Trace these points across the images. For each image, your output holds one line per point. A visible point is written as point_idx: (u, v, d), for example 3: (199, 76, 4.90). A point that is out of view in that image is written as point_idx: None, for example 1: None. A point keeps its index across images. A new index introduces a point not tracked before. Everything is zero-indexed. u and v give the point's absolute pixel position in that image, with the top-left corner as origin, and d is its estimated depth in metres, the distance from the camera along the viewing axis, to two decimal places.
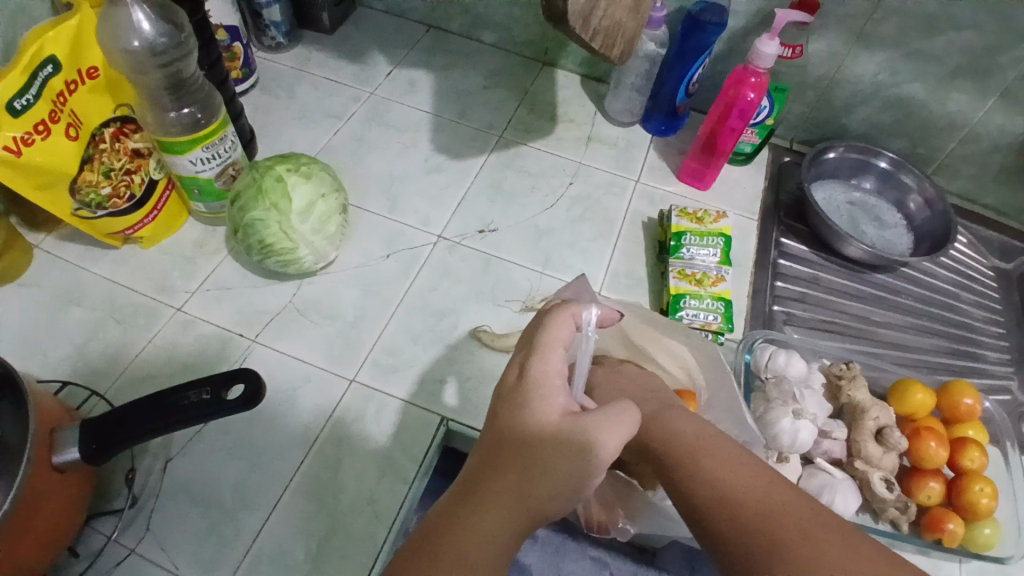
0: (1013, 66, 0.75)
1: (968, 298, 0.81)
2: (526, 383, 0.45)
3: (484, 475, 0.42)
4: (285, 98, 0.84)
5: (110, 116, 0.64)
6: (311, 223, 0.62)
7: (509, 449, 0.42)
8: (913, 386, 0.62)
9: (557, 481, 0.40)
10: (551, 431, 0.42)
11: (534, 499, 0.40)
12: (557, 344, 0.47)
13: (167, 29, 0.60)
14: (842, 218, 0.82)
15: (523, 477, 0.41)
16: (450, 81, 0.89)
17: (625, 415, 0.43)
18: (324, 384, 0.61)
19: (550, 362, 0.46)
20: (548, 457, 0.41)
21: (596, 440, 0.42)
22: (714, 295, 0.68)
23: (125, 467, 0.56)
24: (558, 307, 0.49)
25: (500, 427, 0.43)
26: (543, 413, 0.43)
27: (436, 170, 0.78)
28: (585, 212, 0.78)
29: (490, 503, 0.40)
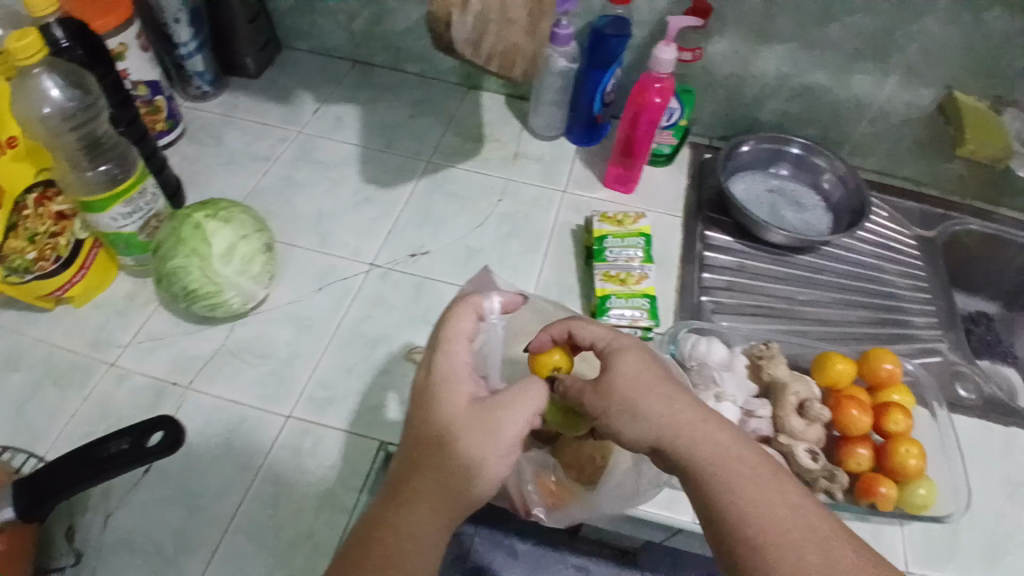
0: (913, 40, 0.78)
1: (893, 269, 0.83)
2: (434, 379, 0.46)
3: (408, 474, 0.43)
4: (213, 145, 0.86)
5: (31, 182, 0.64)
6: (233, 265, 0.63)
7: (426, 443, 0.44)
8: (833, 358, 0.64)
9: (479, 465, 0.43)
10: (466, 421, 0.44)
11: (455, 488, 0.42)
12: (463, 337, 0.48)
13: (76, 93, 0.61)
14: (762, 207, 0.85)
15: (443, 471, 0.43)
16: (376, 112, 0.91)
17: (532, 396, 0.46)
18: (259, 424, 0.62)
19: (455, 355, 0.47)
20: (463, 448, 0.43)
21: (506, 422, 0.44)
22: (639, 293, 0.70)
23: (63, 524, 0.56)
24: (461, 301, 0.50)
25: (418, 427, 0.45)
26: (452, 406, 0.45)
27: (365, 201, 0.80)
28: (513, 228, 0.80)
29: (417, 499, 0.42)
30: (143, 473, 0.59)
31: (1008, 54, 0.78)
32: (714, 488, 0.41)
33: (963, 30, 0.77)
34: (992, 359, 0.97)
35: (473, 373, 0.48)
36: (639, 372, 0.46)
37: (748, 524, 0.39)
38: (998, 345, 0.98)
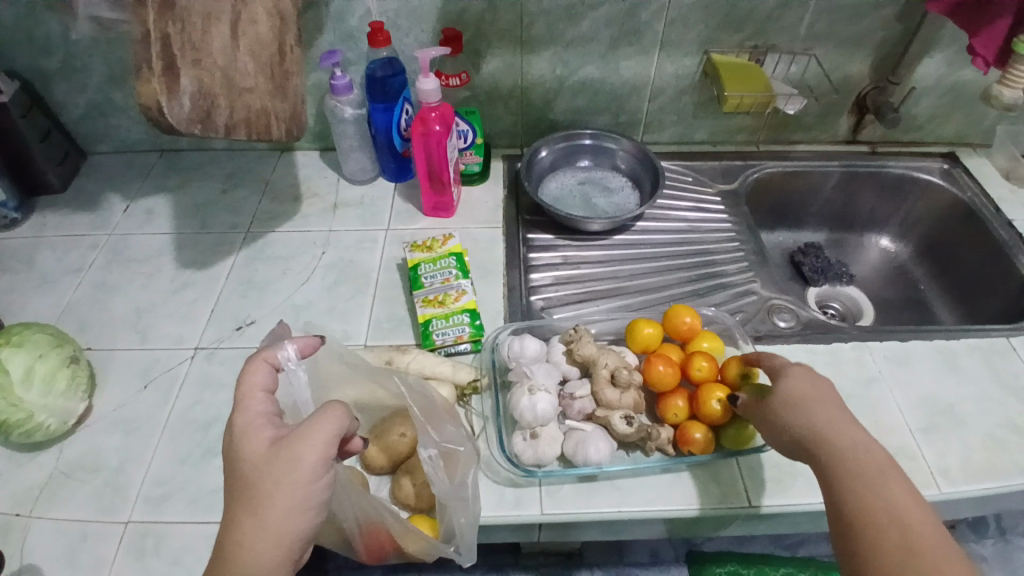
0: (654, 21, 0.87)
1: (703, 227, 0.90)
2: (234, 435, 0.49)
3: (229, 531, 0.45)
4: (25, 270, 0.84)
5: None
6: (36, 387, 0.62)
7: (238, 493, 0.46)
8: (639, 323, 0.69)
9: (284, 498, 0.45)
10: (263, 461, 0.46)
11: (272, 524, 0.44)
12: (257, 390, 0.52)
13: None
14: (573, 198, 0.90)
15: (257, 512, 0.45)
16: (188, 196, 0.92)
17: (324, 419, 0.48)
18: (100, 537, 0.61)
19: (251, 408, 0.50)
20: (270, 485, 0.45)
21: (300, 451, 0.46)
22: (460, 309, 0.73)
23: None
24: (250, 358, 0.54)
25: (229, 483, 0.47)
26: (252, 451, 0.47)
27: (185, 286, 0.80)
28: (340, 275, 0.83)
29: (241, 546, 0.44)
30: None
31: (737, 13, 0.87)
32: (832, 469, 0.49)
33: None
34: (828, 281, 1.04)
35: (273, 419, 0.50)
36: (808, 389, 0.55)
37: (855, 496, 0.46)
38: (830, 268, 1.04)
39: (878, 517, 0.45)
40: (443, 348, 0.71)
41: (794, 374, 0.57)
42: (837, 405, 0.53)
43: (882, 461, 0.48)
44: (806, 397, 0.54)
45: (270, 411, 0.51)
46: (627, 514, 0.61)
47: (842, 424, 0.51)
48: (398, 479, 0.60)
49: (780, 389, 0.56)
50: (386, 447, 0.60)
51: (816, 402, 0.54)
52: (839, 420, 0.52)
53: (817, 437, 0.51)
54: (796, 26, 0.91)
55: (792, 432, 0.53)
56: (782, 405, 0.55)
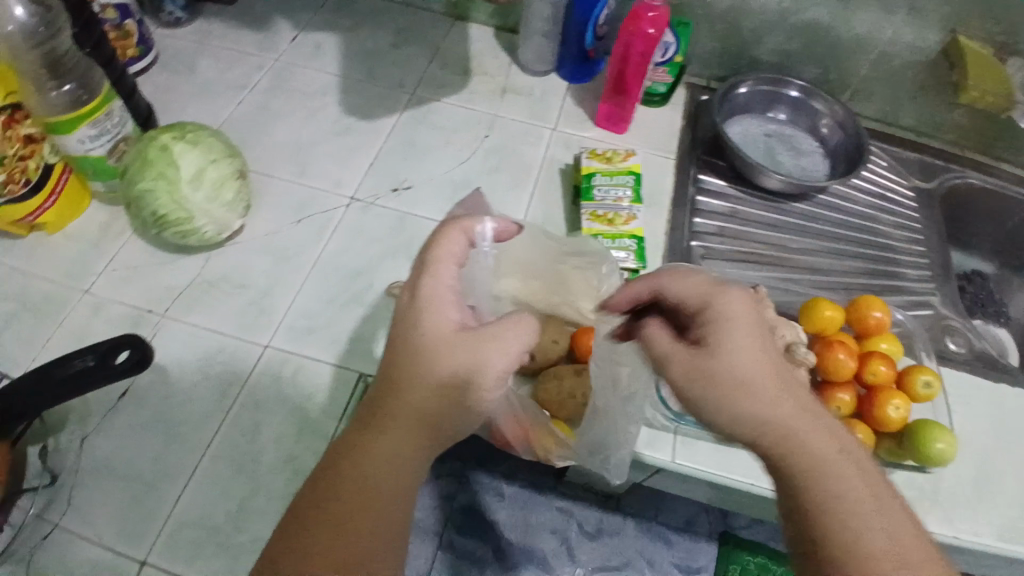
0: None
1: (886, 220, 0.83)
2: (417, 301, 0.43)
3: (385, 399, 0.42)
4: (185, 74, 0.81)
5: None
6: (203, 191, 0.60)
7: (409, 369, 0.42)
8: (822, 304, 0.64)
9: (457, 401, 0.42)
10: (447, 351, 0.42)
11: (433, 413, 0.41)
12: (449, 258, 0.45)
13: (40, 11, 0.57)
14: (759, 149, 0.82)
15: (421, 396, 0.41)
16: (358, 42, 0.87)
17: (518, 329, 0.44)
18: (238, 353, 0.61)
19: (440, 277, 0.44)
20: (444, 375, 0.41)
21: (487, 359, 0.42)
22: (627, 233, 0.68)
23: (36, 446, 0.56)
24: (450, 224, 0.47)
25: (396, 350, 0.43)
26: (434, 329, 0.42)
27: (347, 132, 0.78)
28: (500, 163, 0.78)
29: (395, 422, 0.41)
30: (121, 398, 0.59)
31: None
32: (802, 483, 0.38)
33: None
34: (985, 317, 0.94)
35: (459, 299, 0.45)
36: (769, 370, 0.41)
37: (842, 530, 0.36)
38: (991, 304, 0.94)
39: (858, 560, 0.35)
40: None
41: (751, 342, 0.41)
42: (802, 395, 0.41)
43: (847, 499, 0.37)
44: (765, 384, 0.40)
45: (457, 287, 0.45)
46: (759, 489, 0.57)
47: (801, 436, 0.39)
48: (544, 380, 0.58)
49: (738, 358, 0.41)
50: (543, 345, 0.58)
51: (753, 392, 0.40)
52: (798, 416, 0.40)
53: (780, 418, 0.39)
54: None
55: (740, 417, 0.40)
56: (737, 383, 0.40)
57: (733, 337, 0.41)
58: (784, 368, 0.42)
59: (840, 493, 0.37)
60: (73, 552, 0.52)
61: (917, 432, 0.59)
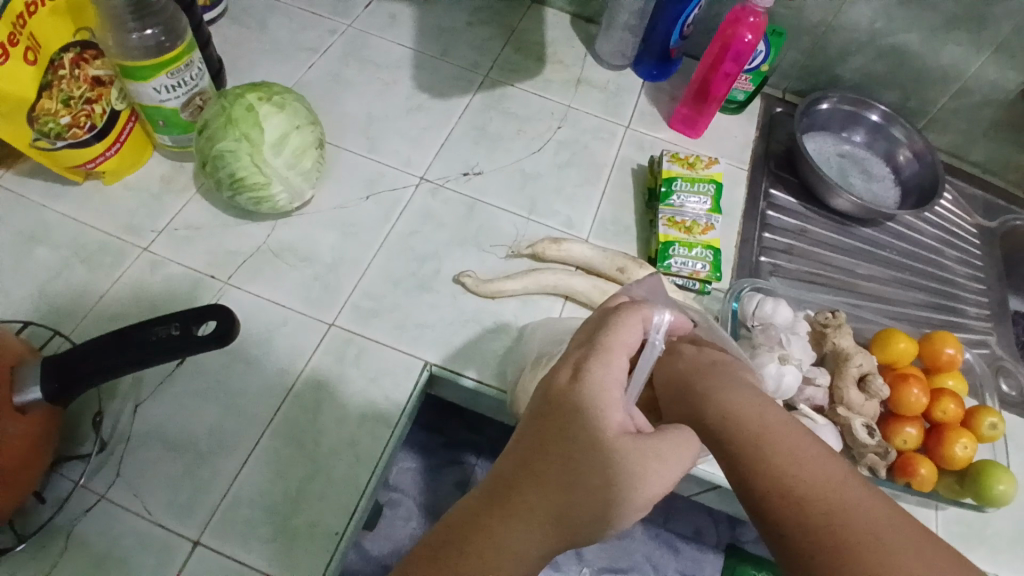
0: (1009, 16, 0.74)
1: (951, 254, 0.82)
2: (582, 382, 0.39)
3: (522, 473, 0.36)
4: (256, 30, 0.77)
5: (68, 41, 0.56)
6: (285, 157, 0.58)
7: (558, 454, 0.36)
8: (897, 335, 0.63)
9: (602, 507, 0.36)
10: (608, 451, 0.37)
11: (570, 513, 0.35)
12: (623, 348, 0.42)
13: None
14: (832, 170, 0.81)
15: (566, 488, 0.35)
16: (433, 17, 0.84)
17: (680, 442, 0.39)
18: (302, 328, 0.58)
19: (611, 368, 0.40)
20: (595, 471, 0.36)
21: (644, 476, 0.37)
22: (704, 243, 0.67)
23: (92, 409, 0.53)
24: (632, 307, 0.44)
25: (546, 427, 0.38)
26: (600, 421, 0.38)
27: (419, 110, 0.76)
28: (572, 157, 0.76)
29: (530, 509, 0.35)
30: (179, 364, 0.56)
31: None
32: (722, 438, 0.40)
33: None
34: None
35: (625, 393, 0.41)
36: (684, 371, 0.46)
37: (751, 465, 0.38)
38: None
39: (767, 481, 0.37)
40: (675, 276, 0.66)
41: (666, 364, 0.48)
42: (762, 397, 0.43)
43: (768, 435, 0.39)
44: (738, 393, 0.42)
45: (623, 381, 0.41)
46: None
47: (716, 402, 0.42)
48: None
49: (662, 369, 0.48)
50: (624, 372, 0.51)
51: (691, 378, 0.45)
52: (755, 404, 0.41)
53: (696, 393, 0.43)
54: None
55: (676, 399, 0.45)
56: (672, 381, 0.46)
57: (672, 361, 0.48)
58: (717, 365, 0.47)
59: (751, 430, 0.39)
60: (119, 523, 0.49)
61: (980, 474, 0.58)
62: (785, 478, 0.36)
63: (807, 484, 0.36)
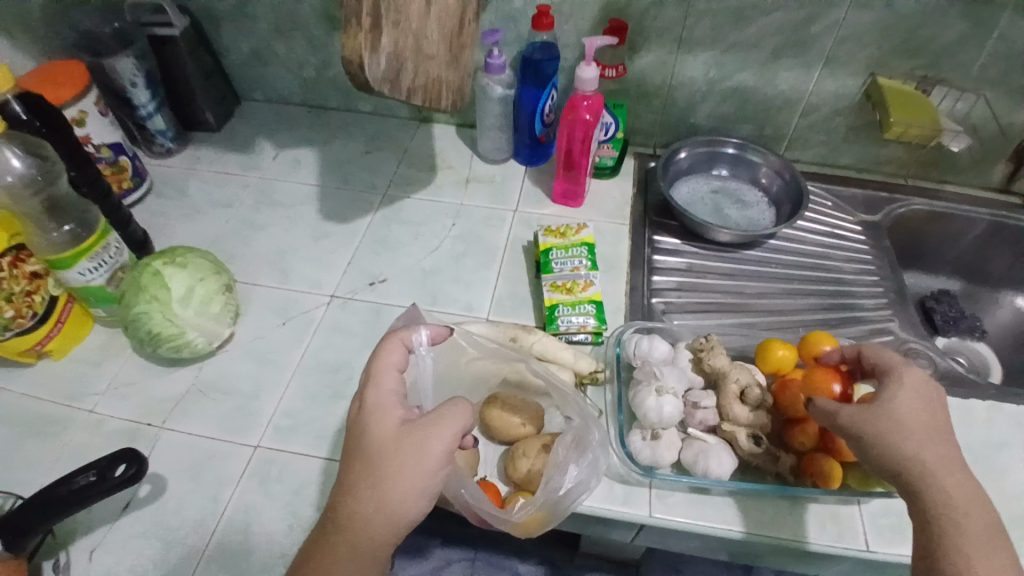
0: (826, 34, 0.82)
1: (837, 255, 0.87)
2: (364, 407, 0.50)
3: (344, 500, 0.46)
4: (177, 198, 0.89)
5: (4, 247, 0.63)
6: (193, 307, 0.66)
7: (358, 465, 0.47)
8: (774, 344, 0.67)
9: (406, 481, 0.45)
10: (392, 445, 0.47)
11: (386, 502, 0.45)
12: (390, 368, 0.52)
13: (37, 163, 0.62)
14: (706, 207, 0.89)
15: (373, 486, 0.45)
16: (333, 154, 0.96)
17: (453, 412, 0.49)
18: (229, 455, 0.65)
19: (383, 385, 0.51)
20: (392, 462, 0.46)
21: (426, 445, 0.47)
22: (586, 299, 0.73)
23: (54, 555, 0.58)
24: (388, 336, 0.54)
25: (350, 452, 0.48)
26: (382, 428, 0.48)
27: (325, 236, 0.85)
28: (467, 247, 0.85)
29: (357, 518, 0.45)
30: (124, 509, 0.61)
31: (928, 25, 0.79)
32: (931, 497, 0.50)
33: (878, 16, 0.79)
34: (958, 334, 0.93)
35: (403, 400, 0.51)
36: (919, 400, 0.54)
37: (946, 499, 0.49)
38: (962, 320, 0.93)
39: (947, 507, 0.49)
40: (566, 335, 0.71)
41: (888, 407, 0.53)
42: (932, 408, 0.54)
43: (955, 471, 0.51)
44: (922, 405, 0.54)
45: (400, 391, 0.51)
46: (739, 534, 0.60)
47: (925, 449, 0.51)
48: (514, 458, 0.61)
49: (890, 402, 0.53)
50: (510, 422, 0.62)
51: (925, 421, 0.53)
52: (919, 442, 0.52)
53: (922, 455, 0.51)
54: (969, 64, 0.82)
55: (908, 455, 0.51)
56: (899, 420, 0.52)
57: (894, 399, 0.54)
58: (931, 391, 0.55)
59: (943, 483, 0.50)
60: None
61: None
62: (944, 506, 0.49)
63: (955, 506, 0.49)
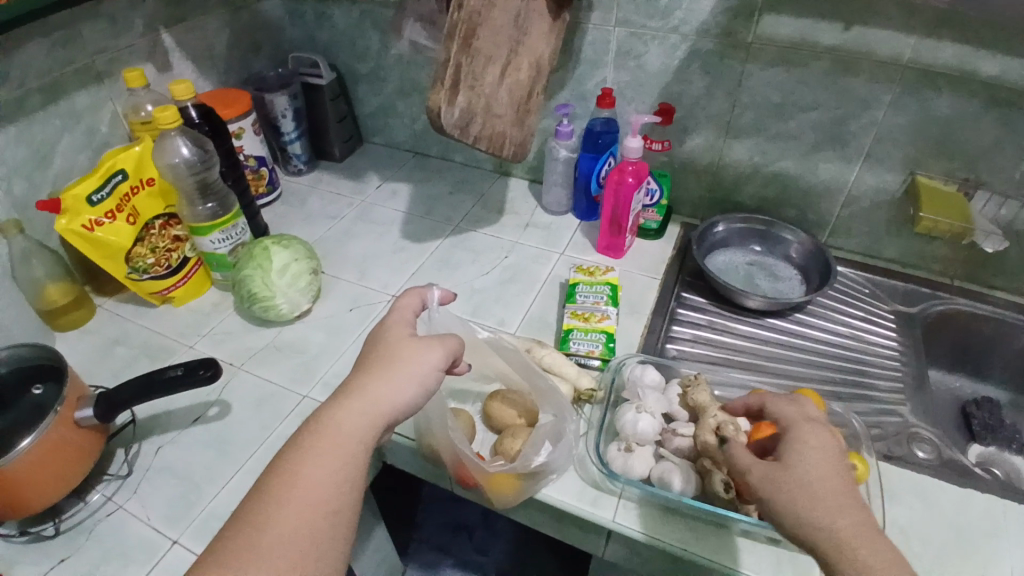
0: (864, 131, 0.89)
1: (862, 338, 0.90)
2: (386, 326, 0.66)
3: (355, 379, 0.61)
4: (297, 206, 1.12)
5: (160, 212, 0.88)
6: (287, 279, 0.84)
7: (374, 359, 0.62)
8: (760, 393, 0.72)
9: (408, 373, 0.61)
10: (404, 348, 0.63)
11: (392, 384, 0.60)
12: (408, 306, 0.69)
13: (200, 152, 0.84)
14: (739, 275, 0.96)
15: (384, 372, 0.61)
16: (424, 190, 1.16)
17: (451, 339, 0.65)
18: (284, 399, 0.80)
19: (402, 314, 0.68)
20: (401, 358, 0.62)
21: (429, 354, 0.63)
22: (599, 329, 0.82)
23: (128, 443, 0.75)
24: (409, 289, 0.71)
25: (369, 352, 0.64)
26: (398, 338, 0.64)
27: (401, 251, 1.03)
28: (512, 275, 0.98)
29: (365, 391, 0.59)
30: (193, 421, 0.78)
31: (961, 133, 0.85)
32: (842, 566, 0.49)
33: (912, 118, 0.86)
34: (996, 443, 0.89)
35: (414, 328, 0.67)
36: (821, 466, 0.54)
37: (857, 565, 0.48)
38: (1002, 429, 0.89)
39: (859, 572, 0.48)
40: (575, 356, 0.81)
41: (789, 472, 0.54)
42: (838, 469, 0.55)
43: (861, 537, 0.50)
44: (824, 465, 0.55)
45: (412, 322, 0.68)
46: (691, 555, 0.63)
47: (826, 516, 0.51)
48: (503, 439, 0.71)
49: (793, 468, 0.54)
50: (506, 413, 0.72)
51: (826, 486, 0.53)
52: (827, 509, 0.51)
53: (828, 524, 0.51)
54: (1011, 169, 0.85)
55: (807, 524, 0.51)
56: (797, 485, 0.53)
57: (798, 461, 0.55)
58: (835, 458, 0.56)
59: (853, 550, 0.49)
60: (128, 528, 0.67)
61: None
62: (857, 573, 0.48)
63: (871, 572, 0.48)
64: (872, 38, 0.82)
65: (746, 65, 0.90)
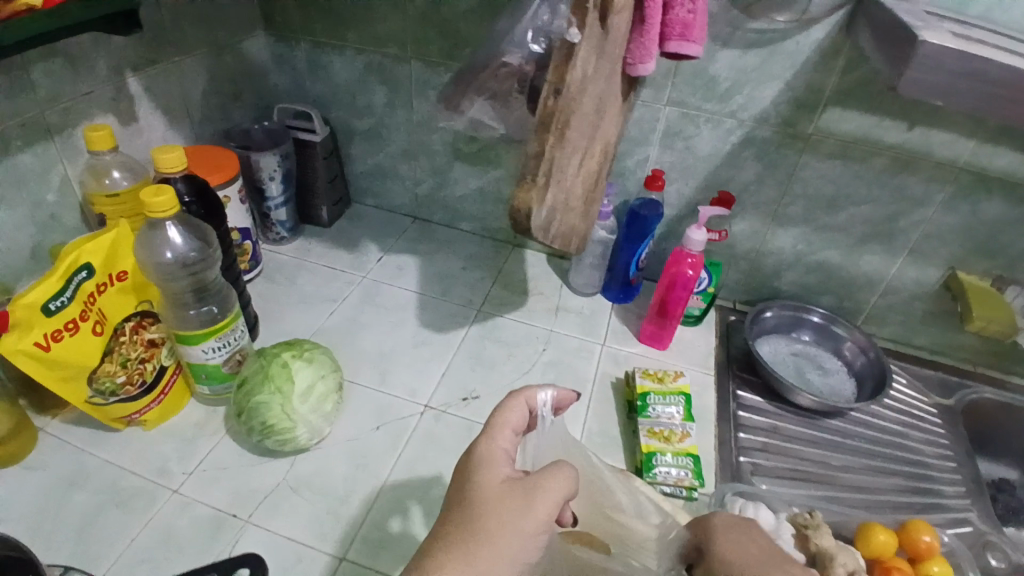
0: (913, 228, 0.88)
1: (917, 436, 0.88)
2: (475, 458, 0.49)
3: (432, 547, 0.43)
4: (286, 285, 0.94)
5: (130, 311, 0.68)
6: (310, 403, 0.67)
7: (460, 514, 0.44)
8: (875, 528, 0.68)
9: (503, 541, 0.42)
10: (497, 499, 0.44)
11: (481, 556, 0.42)
12: (507, 425, 0.52)
13: (199, 245, 0.67)
14: (789, 368, 0.92)
15: (470, 537, 0.42)
16: (433, 265, 1.02)
17: (561, 474, 0.46)
18: (316, 565, 0.62)
19: (496, 440, 0.50)
20: (497, 517, 0.43)
21: (533, 504, 0.44)
22: (682, 450, 0.73)
23: None
24: (513, 393, 0.54)
25: (451, 501, 0.46)
26: (489, 479, 0.46)
27: (423, 343, 0.88)
28: (557, 373, 0.86)
29: (444, 570, 0.41)
30: None
31: (1007, 233, 0.85)
32: None
33: (961, 220, 0.86)
34: None
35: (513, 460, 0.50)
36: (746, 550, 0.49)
37: None
38: None
39: None
40: (662, 486, 0.71)
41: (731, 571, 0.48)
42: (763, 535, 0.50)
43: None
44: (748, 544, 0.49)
45: (511, 451, 0.50)
46: None
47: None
48: None
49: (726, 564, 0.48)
50: None
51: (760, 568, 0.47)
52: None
53: None
54: None
55: None
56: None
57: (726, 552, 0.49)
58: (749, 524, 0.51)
59: None
60: None
61: None
62: None
63: None
64: (934, 141, 0.81)
65: (803, 156, 0.87)
